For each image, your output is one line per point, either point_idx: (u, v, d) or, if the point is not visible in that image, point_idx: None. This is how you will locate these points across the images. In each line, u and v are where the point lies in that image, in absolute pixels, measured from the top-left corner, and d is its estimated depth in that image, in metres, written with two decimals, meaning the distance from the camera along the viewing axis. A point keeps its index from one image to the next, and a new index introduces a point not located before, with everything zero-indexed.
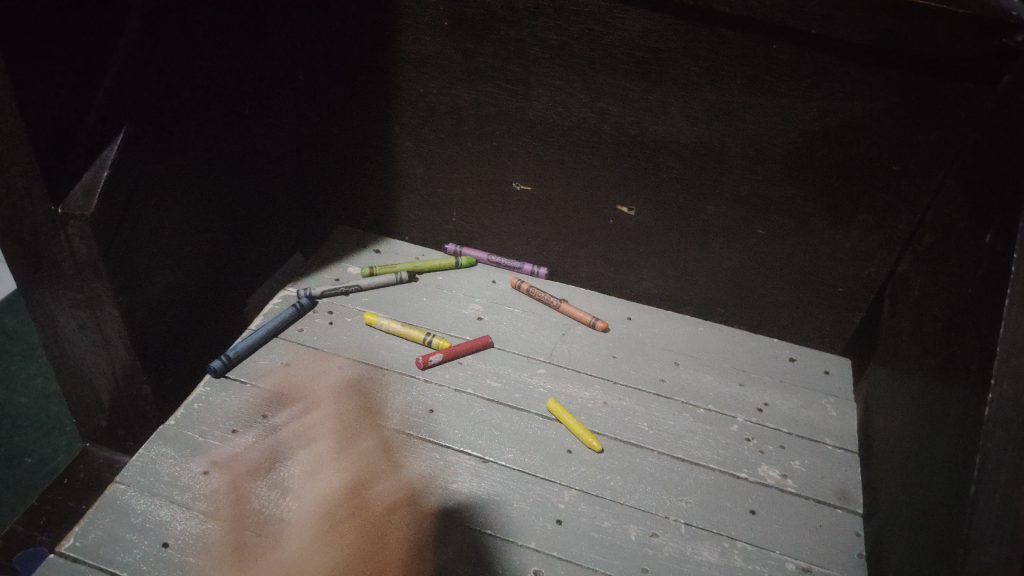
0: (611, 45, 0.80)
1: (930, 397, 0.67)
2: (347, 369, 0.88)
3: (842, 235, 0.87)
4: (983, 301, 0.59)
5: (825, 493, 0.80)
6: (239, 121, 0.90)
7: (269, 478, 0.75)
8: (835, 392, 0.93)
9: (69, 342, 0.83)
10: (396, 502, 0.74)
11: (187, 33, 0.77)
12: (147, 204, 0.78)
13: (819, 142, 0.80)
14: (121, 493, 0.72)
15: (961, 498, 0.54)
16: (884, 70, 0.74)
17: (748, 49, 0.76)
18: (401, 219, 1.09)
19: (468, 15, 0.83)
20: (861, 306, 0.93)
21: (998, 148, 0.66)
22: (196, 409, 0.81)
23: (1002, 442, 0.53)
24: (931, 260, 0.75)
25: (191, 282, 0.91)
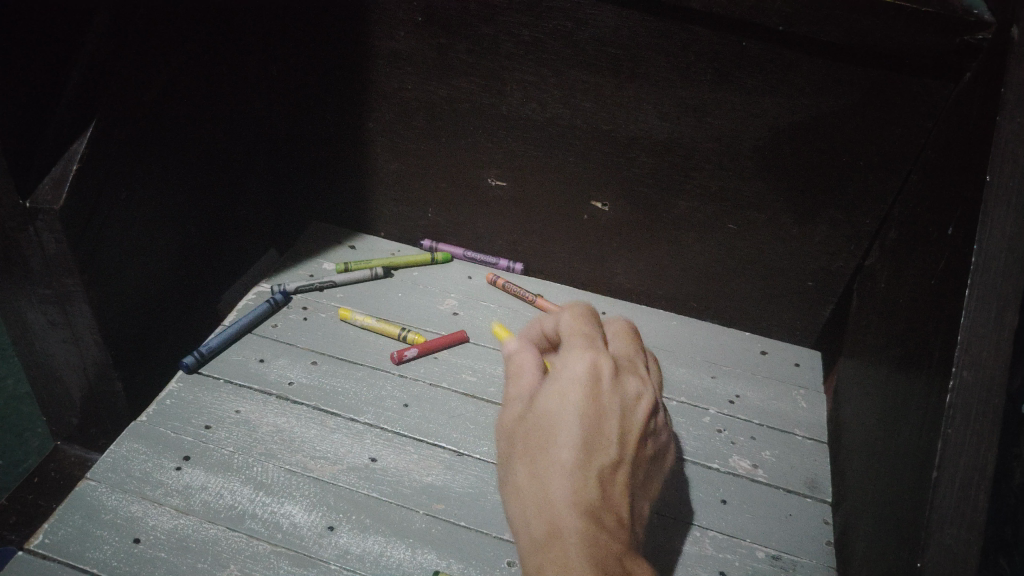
0: (583, 42, 0.81)
1: (895, 387, 0.69)
2: (321, 364, 0.88)
3: (812, 230, 0.88)
4: (945, 292, 0.60)
5: (794, 483, 0.82)
6: (211, 114, 0.90)
7: (243, 474, 0.75)
8: (805, 385, 0.94)
9: (39, 339, 0.82)
10: (371, 495, 0.74)
11: (159, 27, 0.77)
12: (118, 199, 0.78)
13: (787, 138, 0.82)
14: (92, 489, 0.72)
15: (922, 484, 0.56)
16: (849, 67, 0.75)
17: (717, 46, 0.77)
18: (376, 215, 1.09)
19: (442, 9, 0.84)
20: (831, 300, 0.94)
21: (959, 142, 0.68)
22: (169, 405, 0.81)
23: (962, 428, 0.54)
24: (897, 254, 0.77)
25: (163, 278, 0.91)
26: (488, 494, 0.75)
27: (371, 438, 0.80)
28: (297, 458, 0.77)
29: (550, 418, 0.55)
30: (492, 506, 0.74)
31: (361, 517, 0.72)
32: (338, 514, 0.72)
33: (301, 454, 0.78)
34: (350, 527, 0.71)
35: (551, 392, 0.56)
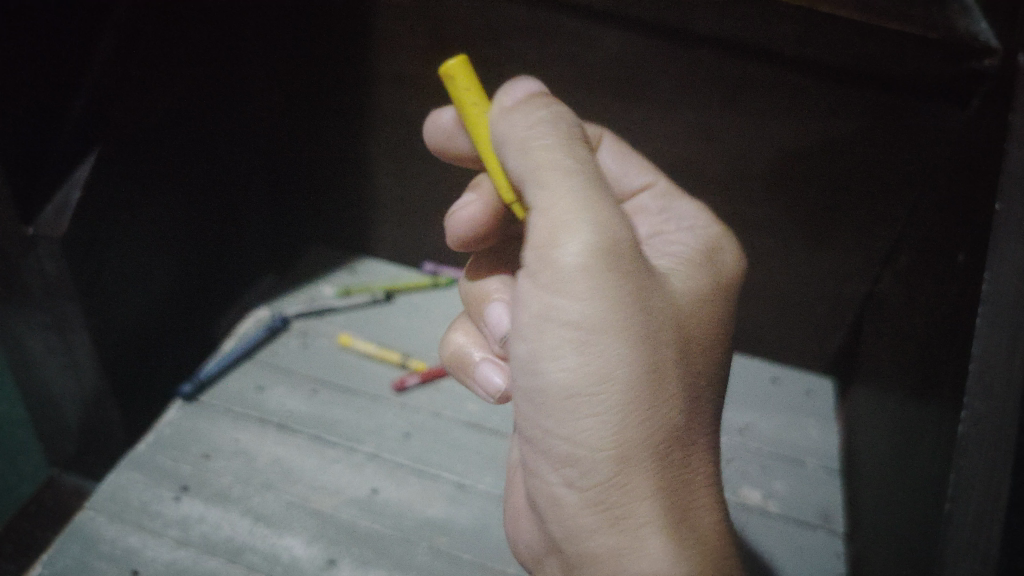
0: (589, 63, 0.79)
1: (909, 412, 0.66)
2: (320, 392, 0.86)
3: (820, 255, 0.87)
4: (959, 317, 0.58)
5: (806, 513, 0.80)
6: (208, 140, 0.89)
7: (242, 505, 0.74)
8: (818, 413, 0.92)
9: (37, 366, 0.81)
10: (372, 527, 0.73)
11: (161, 50, 0.76)
12: (116, 227, 0.77)
13: (794, 162, 0.81)
14: (90, 519, 0.71)
15: (935, 518, 0.54)
16: (857, 91, 0.73)
17: (725, 71, 0.75)
18: (379, 239, 1.08)
19: (446, 31, 0.82)
20: (842, 325, 0.93)
21: (968, 167, 0.67)
22: (167, 434, 0.80)
23: (977, 460, 0.52)
24: (908, 279, 0.75)
25: (162, 304, 0.90)
26: (494, 529, 0.73)
27: (372, 468, 0.78)
28: (297, 488, 0.76)
29: (713, 321, 0.55)
30: (496, 541, 0.72)
31: (362, 549, 0.71)
32: (339, 546, 0.71)
33: (301, 485, 0.76)
34: (351, 561, 0.70)
35: (710, 290, 0.56)
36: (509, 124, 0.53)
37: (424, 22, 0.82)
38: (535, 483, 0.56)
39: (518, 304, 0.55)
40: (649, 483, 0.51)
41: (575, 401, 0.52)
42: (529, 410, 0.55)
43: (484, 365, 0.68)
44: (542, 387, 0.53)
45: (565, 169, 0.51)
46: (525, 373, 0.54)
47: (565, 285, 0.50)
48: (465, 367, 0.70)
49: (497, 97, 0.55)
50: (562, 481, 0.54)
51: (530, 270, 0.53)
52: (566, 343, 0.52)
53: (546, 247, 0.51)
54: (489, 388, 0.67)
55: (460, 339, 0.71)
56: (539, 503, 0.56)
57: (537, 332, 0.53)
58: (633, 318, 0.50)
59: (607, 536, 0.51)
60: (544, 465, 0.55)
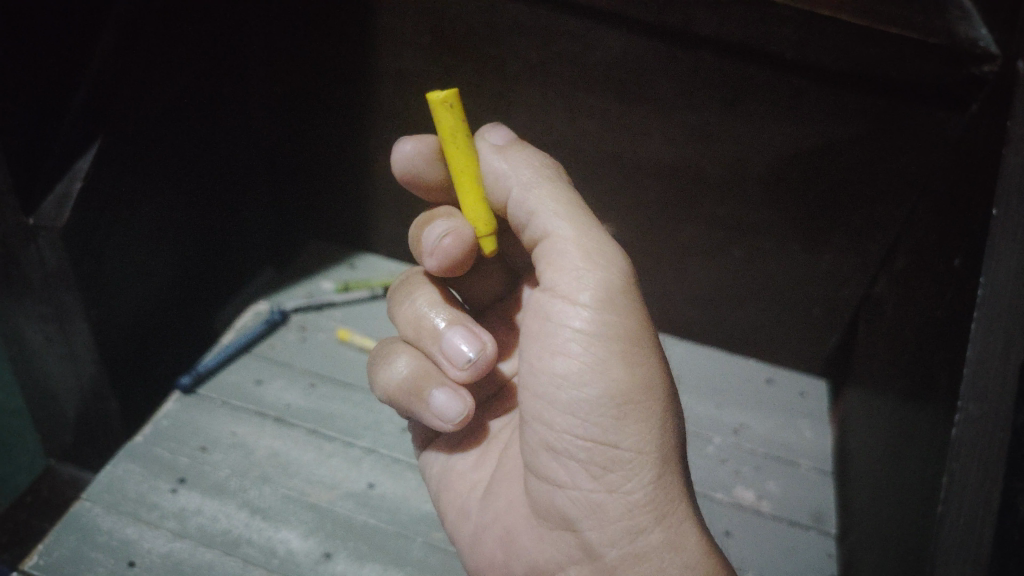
0: (591, 64, 0.79)
1: (903, 415, 0.67)
2: (319, 386, 0.86)
3: (817, 258, 0.88)
4: (953, 323, 0.58)
5: (799, 514, 0.80)
6: (209, 135, 0.89)
7: (239, 497, 0.74)
8: (812, 415, 0.93)
9: (36, 356, 0.82)
10: (368, 522, 0.73)
11: (162, 43, 0.76)
12: (117, 219, 0.78)
13: (794, 166, 0.81)
14: (87, 510, 0.72)
15: (926, 520, 0.54)
16: (857, 97, 0.74)
17: (725, 74, 0.76)
18: (378, 235, 1.08)
19: (448, 29, 0.82)
20: (838, 328, 0.93)
21: (966, 173, 0.67)
22: (165, 426, 0.80)
23: (968, 464, 0.52)
24: (904, 283, 0.75)
25: (162, 297, 0.90)
26: None
27: (369, 463, 0.79)
28: (294, 482, 0.76)
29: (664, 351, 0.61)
30: None
31: (357, 544, 0.71)
32: (336, 540, 0.71)
33: (298, 479, 0.76)
34: (347, 555, 0.70)
35: None
36: (508, 163, 0.57)
37: (426, 19, 0.82)
38: (564, 497, 0.54)
39: (537, 326, 0.56)
40: (681, 478, 0.54)
41: (619, 410, 0.52)
42: (562, 424, 0.54)
43: (436, 390, 0.60)
44: (584, 400, 0.53)
45: (570, 200, 0.56)
46: (560, 390, 0.54)
47: (597, 301, 0.53)
48: (409, 397, 0.61)
49: (479, 138, 0.58)
50: (601, 488, 0.53)
51: (556, 290, 0.55)
52: (606, 356, 0.53)
53: (580, 267, 0.54)
54: (447, 414, 0.59)
55: (399, 366, 0.62)
56: (567, 517, 0.54)
57: (578, 348, 0.53)
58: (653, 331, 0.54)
59: (655, 533, 0.53)
60: (577, 478, 0.54)
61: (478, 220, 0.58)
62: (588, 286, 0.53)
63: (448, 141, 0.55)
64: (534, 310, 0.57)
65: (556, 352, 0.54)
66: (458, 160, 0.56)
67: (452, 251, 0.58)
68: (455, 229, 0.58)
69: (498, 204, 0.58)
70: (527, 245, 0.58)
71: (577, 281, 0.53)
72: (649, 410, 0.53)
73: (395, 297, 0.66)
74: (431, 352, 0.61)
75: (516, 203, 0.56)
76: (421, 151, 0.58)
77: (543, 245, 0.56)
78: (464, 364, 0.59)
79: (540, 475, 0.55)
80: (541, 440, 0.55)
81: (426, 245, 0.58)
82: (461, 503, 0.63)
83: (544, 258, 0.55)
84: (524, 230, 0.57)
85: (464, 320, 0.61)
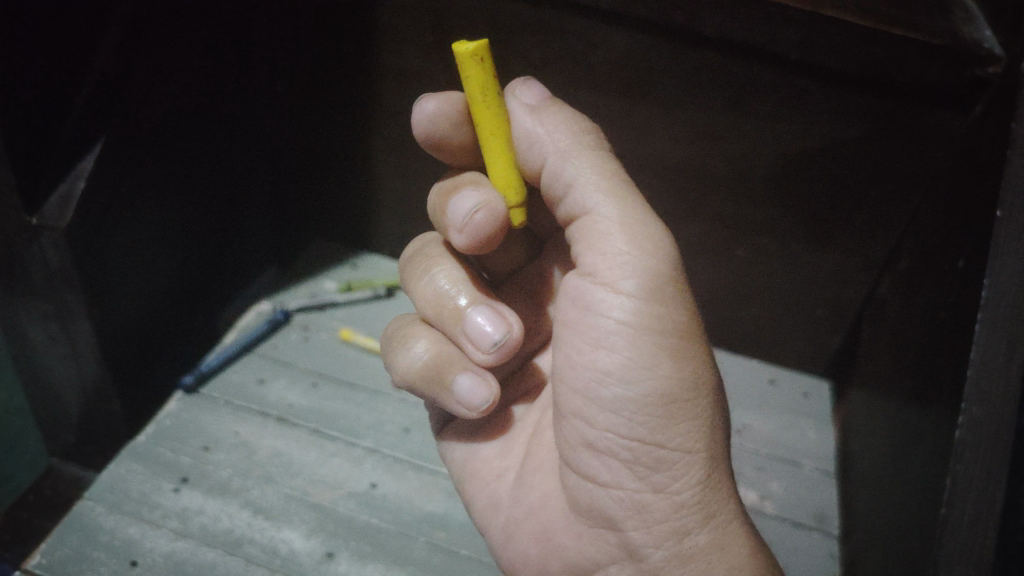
0: (594, 63, 0.79)
1: (906, 416, 0.67)
2: (321, 386, 0.86)
3: (821, 258, 0.87)
4: (957, 324, 0.58)
5: (802, 515, 0.80)
6: (212, 135, 0.89)
7: (241, 497, 0.74)
8: (815, 415, 0.93)
9: (40, 355, 0.82)
10: (371, 521, 0.73)
11: (165, 43, 0.76)
12: (119, 219, 0.78)
13: (797, 166, 0.81)
14: (89, 509, 0.72)
15: (930, 522, 0.54)
16: (861, 97, 0.74)
17: (730, 73, 0.76)
18: (380, 235, 1.08)
19: (451, 29, 0.82)
20: (841, 328, 0.93)
21: (971, 173, 0.67)
22: (168, 425, 0.80)
23: (972, 466, 0.52)
24: (909, 284, 0.75)
25: (164, 296, 0.90)
26: None
27: (371, 463, 0.79)
28: (296, 482, 0.76)
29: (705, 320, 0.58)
30: None
31: (360, 543, 0.71)
32: (338, 540, 0.71)
33: (300, 478, 0.76)
34: (350, 554, 0.70)
35: None
36: (547, 128, 0.53)
37: (430, 18, 0.82)
38: (607, 497, 0.54)
39: (578, 315, 0.54)
40: (726, 472, 0.54)
41: (664, 409, 0.51)
42: (605, 423, 0.53)
43: (461, 374, 0.58)
44: (628, 399, 0.52)
45: (611, 174, 0.52)
46: (603, 387, 0.52)
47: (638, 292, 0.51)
48: (432, 381, 0.59)
49: (512, 99, 0.55)
50: (646, 488, 0.53)
51: (597, 277, 0.52)
52: (651, 352, 0.51)
53: (623, 252, 0.51)
54: (473, 401, 0.57)
55: (421, 349, 0.60)
56: (609, 516, 0.54)
57: (621, 344, 0.52)
58: (699, 322, 0.52)
59: (701, 533, 0.52)
60: (621, 477, 0.53)
61: (504, 187, 0.55)
62: (632, 274, 0.50)
63: (478, 99, 0.53)
64: (574, 296, 0.55)
65: (598, 346, 0.52)
66: (486, 120, 0.53)
67: (482, 226, 0.55)
68: (486, 202, 0.55)
69: (532, 173, 0.55)
70: (563, 219, 0.55)
71: (620, 269, 0.51)
72: (695, 408, 0.51)
73: (414, 273, 0.63)
74: (453, 333, 0.59)
75: (554, 174, 0.53)
76: (446, 112, 0.56)
77: (580, 225, 0.53)
78: (489, 348, 0.56)
79: (580, 473, 0.55)
80: (582, 437, 0.54)
81: (456, 220, 0.56)
82: (491, 493, 0.62)
83: (583, 239, 0.53)
84: (562, 204, 0.54)
85: (488, 301, 0.58)
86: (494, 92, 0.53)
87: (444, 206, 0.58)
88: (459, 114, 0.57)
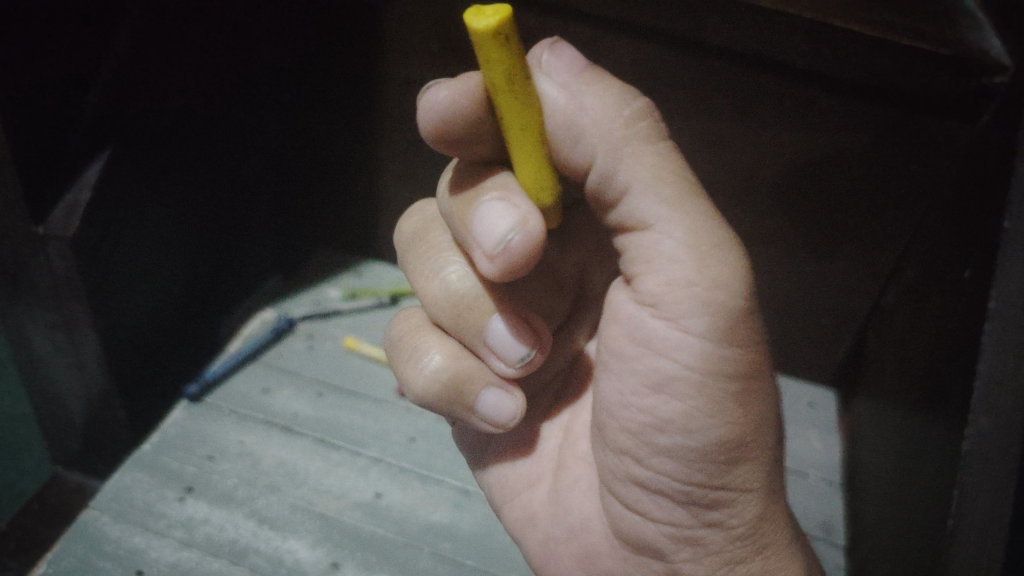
0: (599, 71, 0.79)
1: (912, 425, 0.67)
2: (326, 395, 0.86)
3: (828, 267, 0.87)
4: (963, 333, 0.58)
5: (809, 525, 0.80)
6: (218, 144, 0.90)
7: (246, 507, 0.74)
8: (821, 425, 0.93)
9: (46, 363, 0.82)
10: (377, 532, 0.73)
11: (170, 53, 0.76)
12: (126, 228, 0.78)
13: (803, 174, 0.81)
14: (95, 519, 0.72)
15: (939, 533, 0.54)
16: (867, 105, 0.74)
17: (735, 82, 0.76)
18: (385, 244, 1.08)
19: (457, 37, 0.82)
20: (847, 337, 0.93)
21: (977, 181, 0.66)
22: (172, 434, 0.80)
23: (981, 477, 0.51)
24: (916, 293, 0.75)
25: (169, 306, 0.91)
26: (498, 533, 0.73)
27: (376, 472, 0.78)
28: (301, 491, 0.76)
29: None
30: (503, 545, 0.72)
31: (365, 554, 0.71)
32: (343, 550, 0.71)
33: (306, 488, 0.76)
34: (355, 565, 0.70)
35: None
36: (594, 115, 0.42)
37: (435, 28, 0.83)
38: (656, 530, 0.53)
39: (636, 351, 0.49)
40: (782, 499, 0.52)
41: (726, 457, 0.48)
42: (659, 466, 0.51)
43: (486, 390, 0.56)
44: (689, 447, 0.49)
45: (674, 174, 0.43)
46: (661, 432, 0.49)
47: (711, 336, 0.45)
48: (453, 397, 0.57)
49: (540, 75, 0.42)
50: (699, 524, 0.52)
51: (659, 311, 0.46)
52: (718, 401, 0.47)
53: (693, 287, 0.44)
54: (499, 418, 0.56)
55: (436, 362, 0.57)
56: (657, 547, 0.54)
57: (685, 392, 0.47)
58: (770, 360, 0.47)
59: (753, 563, 0.52)
60: (672, 512, 0.52)
61: (534, 188, 0.45)
62: (704, 316, 0.44)
63: (501, 92, 0.40)
64: (630, 327, 0.49)
65: (660, 391, 0.48)
66: (512, 116, 0.41)
67: (516, 254, 0.46)
68: (521, 224, 0.45)
69: (572, 167, 0.44)
70: (612, 222, 0.46)
71: (688, 308, 0.45)
72: (759, 452, 0.48)
73: (419, 267, 0.58)
74: (474, 345, 0.56)
75: (604, 177, 0.43)
76: (457, 102, 0.43)
77: (637, 240, 0.45)
78: (518, 362, 0.55)
79: (627, 505, 0.54)
80: (631, 474, 0.52)
81: (486, 245, 0.47)
82: (524, 506, 0.60)
83: (643, 259, 0.45)
84: (614, 210, 0.45)
85: (510, 309, 0.56)
86: (522, 80, 0.40)
87: (470, 223, 0.48)
88: (477, 99, 0.43)
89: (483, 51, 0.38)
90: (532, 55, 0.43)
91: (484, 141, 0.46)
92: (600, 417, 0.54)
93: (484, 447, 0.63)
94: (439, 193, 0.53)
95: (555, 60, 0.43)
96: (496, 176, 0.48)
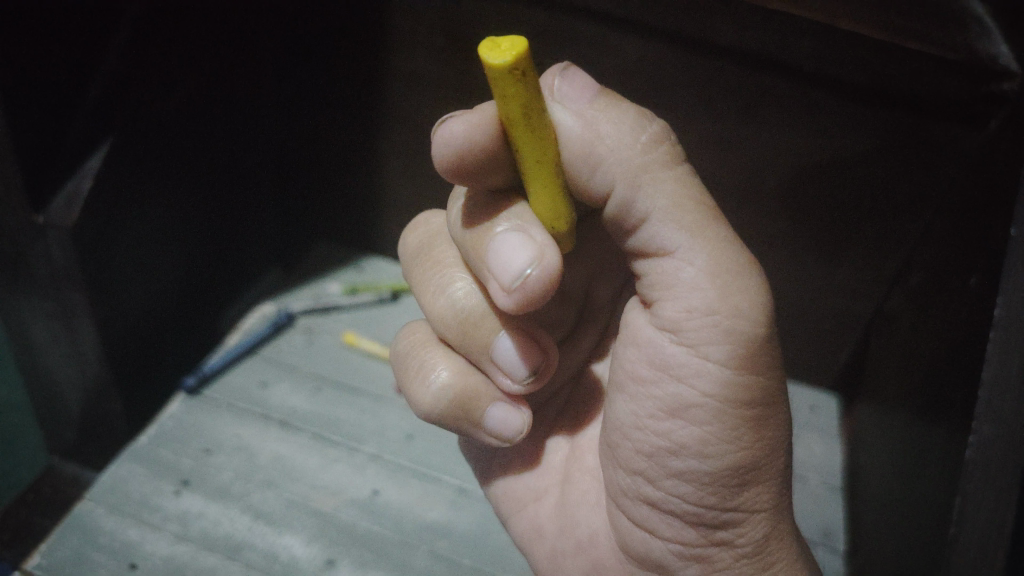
0: (604, 70, 0.79)
1: (914, 430, 0.66)
2: (324, 390, 0.86)
3: (831, 271, 0.87)
4: (967, 339, 0.57)
5: (808, 529, 0.79)
6: (219, 136, 0.89)
7: (242, 501, 0.74)
8: (822, 429, 0.92)
9: (45, 353, 0.82)
10: (373, 529, 0.72)
11: (173, 44, 0.76)
12: (126, 219, 0.78)
13: (808, 177, 0.80)
14: (90, 510, 0.72)
15: (940, 541, 0.53)
16: (874, 110, 0.73)
17: (741, 84, 0.75)
18: (387, 240, 1.08)
19: (462, 33, 0.82)
20: (850, 341, 0.92)
21: (983, 188, 0.66)
22: (170, 427, 0.80)
23: (983, 486, 0.51)
24: (920, 299, 0.74)
25: (168, 298, 0.90)
26: (495, 532, 0.73)
27: (373, 469, 0.78)
28: (298, 487, 0.75)
29: None
30: (499, 544, 0.72)
31: (361, 551, 0.71)
32: (339, 547, 0.71)
33: (302, 484, 0.76)
34: (351, 562, 0.70)
35: None
36: (612, 145, 0.41)
37: (440, 23, 0.82)
38: (664, 547, 0.53)
39: (654, 377, 0.48)
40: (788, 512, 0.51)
41: (739, 479, 0.48)
42: (671, 487, 0.50)
43: (494, 406, 0.56)
44: (702, 470, 0.48)
45: (693, 203, 0.42)
46: (676, 456, 0.49)
47: (728, 364, 0.44)
48: (460, 414, 0.56)
49: (554, 103, 0.42)
50: (708, 542, 0.51)
51: (678, 336, 0.46)
52: (734, 427, 0.46)
53: (714, 316, 0.43)
54: (506, 433, 0.56)
55: (443, 377, 0.56)
56: (663, 563, 0.53)
57: (702, 418, 0.47)
58: (787, 384, 0.46)
59: None
60: (681, 530, 0.52)
61: (548, 217, 0.45)
62: (724, 343, 0.44)
63: (517, 125, 0.40)
64: (649, 353, 0.49)
65: (677, 416, 0.48)
66: (528, 145, 0.41)
67: (533, 289, 0.45)
68: (538, 259, 0.45)
69: (592, 197, 0.43)
70: (630, 247, 0.45)
71: (708, 336, 0.44)
72: (770, 475, 0.48)
73: (425, 283, 0.57)
74: (481, 362, 0.55)
75: (624, 206, 0.42)
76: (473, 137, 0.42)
77: (657, 269, 0.45)
78: (525, 379, 0.54)
79: (636, 523, 0.53)
80: (642, 493, 0.52)
81: (502, 278, 0.46)
82: (531, 519, 0.60)
83: (664, 287, 0.45)
84: (633, 235, 0.44)
85: (517, 326, 0.54)
86: (538, 113, 0.40)
87: (484, 255, 0.47)
88: (492, 133, 0.42)
89: (498, 86, 0.38)
90: (546, 84, 0.43)
91: (500, 171, 0.45)
92: (612, 437, 0.53)
93: (490, 458, 0.63)
94: (449, 217, 0.52)
95: (568, 89, 0.42)
96: (512, 206, 0.47)
